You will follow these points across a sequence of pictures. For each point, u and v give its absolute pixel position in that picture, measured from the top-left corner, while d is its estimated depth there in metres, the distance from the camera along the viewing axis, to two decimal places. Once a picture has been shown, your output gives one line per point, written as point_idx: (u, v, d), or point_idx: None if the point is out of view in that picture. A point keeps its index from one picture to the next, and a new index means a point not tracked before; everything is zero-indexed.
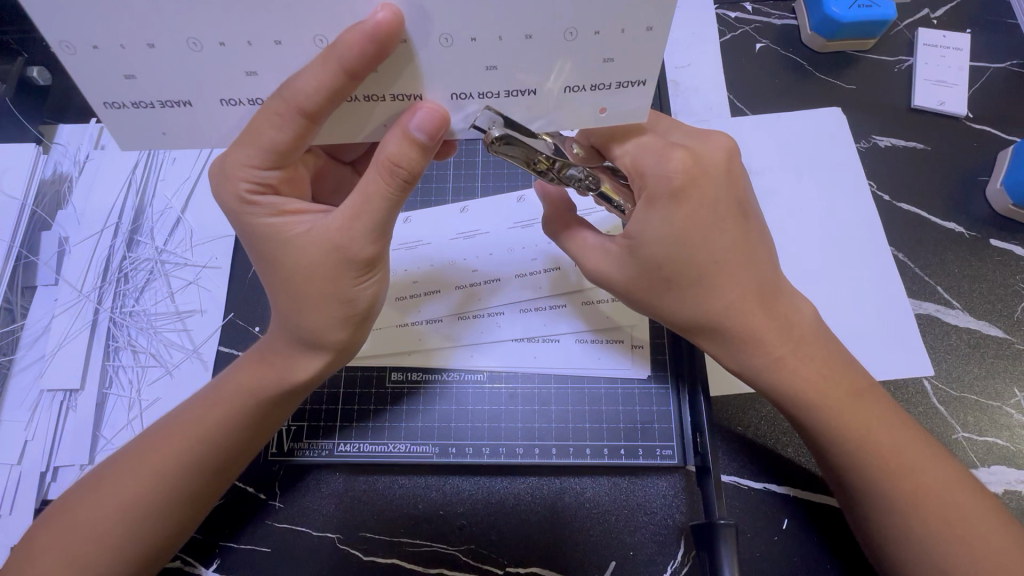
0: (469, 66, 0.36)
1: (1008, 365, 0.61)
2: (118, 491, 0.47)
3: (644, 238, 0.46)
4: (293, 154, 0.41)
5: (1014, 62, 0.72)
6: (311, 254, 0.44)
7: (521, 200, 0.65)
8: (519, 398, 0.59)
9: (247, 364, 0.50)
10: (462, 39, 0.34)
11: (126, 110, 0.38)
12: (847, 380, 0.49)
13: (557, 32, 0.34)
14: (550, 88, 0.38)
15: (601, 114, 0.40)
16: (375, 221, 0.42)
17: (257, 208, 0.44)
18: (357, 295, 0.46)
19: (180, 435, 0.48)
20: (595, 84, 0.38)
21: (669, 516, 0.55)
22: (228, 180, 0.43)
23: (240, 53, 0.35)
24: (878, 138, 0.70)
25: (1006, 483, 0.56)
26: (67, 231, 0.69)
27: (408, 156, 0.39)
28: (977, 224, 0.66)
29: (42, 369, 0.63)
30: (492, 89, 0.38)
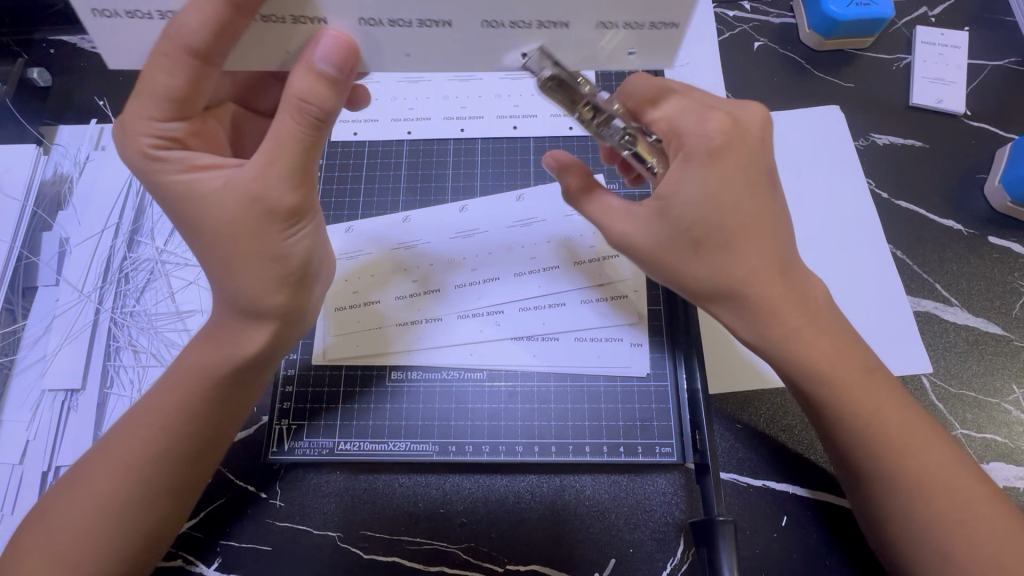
0: None
1: (1007, 362, 0.61)
2: (91, 485, 0.47)
3: (676, 197, 0.45)
4: (192, 99, 0.43)
5: (1012, 60, 0.73)
6: (222, 204, 0.44)
7: (521, 199, 0.65)
8: (518, 396, 0.59)
9: (206, 343, 0.50)
10: None
11: (162, 65, 0.37)
12: (863, 356, 0.49)
13: None
14: (583, 24, 0.40)
15: (627, 82, 0.41)
16: (293, 162, 0.42)
17: (166, 163, 0.44)
18: (289, 248, 0.45)
19: (145, 424, 0.48)
20: (627, 49, 0.38)
21: (668, 513, 0.55)
22: (131, 137, 0.44)
23: None
24: (876, 136, 0.70)
25: (1004, 480, 0.57)
26: (67, 231, 0.69)
27: (317, 91, 0.40)
28: (975, 221, 0.66)
29: (44, 369, 0.63)
30: (522, 18, 0.40)
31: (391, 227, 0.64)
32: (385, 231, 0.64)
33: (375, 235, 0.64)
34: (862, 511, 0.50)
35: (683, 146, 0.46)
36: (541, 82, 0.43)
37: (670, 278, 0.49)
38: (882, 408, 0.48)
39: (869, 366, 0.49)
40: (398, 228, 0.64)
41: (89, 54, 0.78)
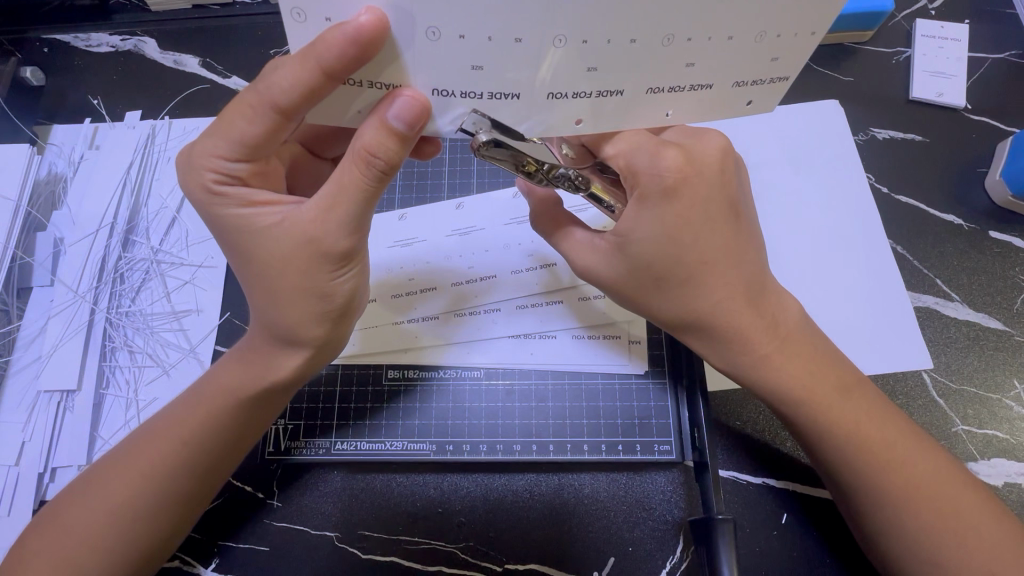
0: (457, 65, 0.36)
1: (1008, 357, 0.60)
2: (108, 494, 0.47)
3: (633, 237, 0.46)
4: (262, 147, 0.42)
5: (1013, 53, 0.72)
6: (282, 244, 0.43)
7: (517, 195, 0.64)
8: (516, 395, 0.58)
9: (234, 360, 0.50)
10: (451, 36, 0.34)
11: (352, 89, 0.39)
12: (834, 376, 0.49)
13: (547, 38, 0.34)
14: (634, 91, 0.39)
15: (578, 125, 0.41)
16: (352, 213, 0.42)
17: (227, 200, 0.44)
18: (335, 288, 0.45)
19: (164, 436, 0.48)
20: (576, 92, 0.38)
21: (668, 512, 0.55)
22: (195, 171, 0.44)
23: (472, 46, 0.34)
24: (876, 130, 0.70)
25: (1006, 476, 0.56)
26: (63, 231, 0.68)
27: (385, 147, 0.39)
28: (976, 215, 0.66)
29: (39, 370, 0.63)
30: (584, 89, 0.38)
31: (386, 224, 0.64)
32: (381, 229, 0.63)
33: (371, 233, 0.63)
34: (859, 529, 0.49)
35: (637, 185, 0.45)
36: (479, 147, 0.42)
37: (643, 313, 0.50)
38: (852, 430, 0.47)
39: (840, 389, 0.48)
40: (393, 226, 0.64)
41: (82, 52, 0.78)
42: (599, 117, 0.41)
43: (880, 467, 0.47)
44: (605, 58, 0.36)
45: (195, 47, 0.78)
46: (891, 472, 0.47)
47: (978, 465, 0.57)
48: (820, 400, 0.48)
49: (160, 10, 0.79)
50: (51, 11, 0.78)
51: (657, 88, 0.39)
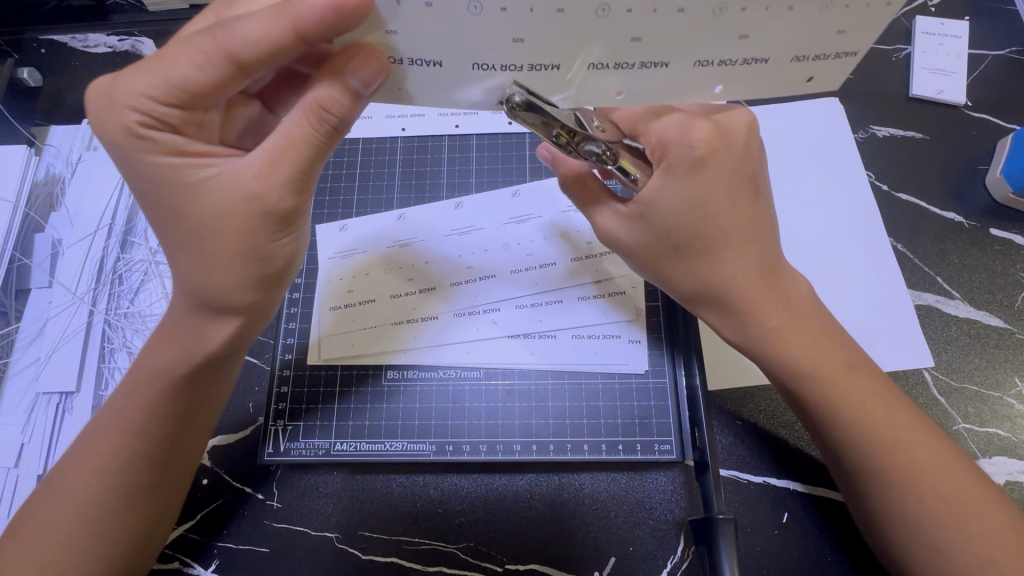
0: (499, 37, 0.35)
1: (1009, 355, 0.60)
2: (70, 491, 0.46)
3: (657, 206, 0.46)
4: (205, 98, 0.41)
5: (1014, 50, 0.72)
6: (218, 198, 0.43)
7: (516, 194, 0.64)
8: (516, 394, 0.58)
9: (166, 335, 0.49)
10: (493, 8, 0.34)
11: (398, 67, 0.38)
12: (843, 355, 0.49)
13: (591, 7, 0.34)
14: (680, 63, 0.38)
15: (618, 97, 0.40)
16: (297, 169, 0.42)
17: (153, 144, 0.42)
18: (275, 251, 0.45)
19: (110, 425, 0.47)
20: (618, 63, 0.37)
21: (668, 511, 0.55)
22: (117, 110, 0.41)
23: (513, 17, 0.34)
24: (876, 128, 0.70)
25: (1008, 474, 0.56)
26: (60, 232, 0.68)
27: (339, 103, 0.40)
28: (977, 213, 0.66)
29: (37, 372, 0.63)
30: (627, 60, 0.37)
31: (386, 223, 0.63)
32: (380, 228, 0.63)
33: (370, 233, 0.63)
34: (862, 518, 0.50)
35: (667, 156, 0.45)
36: (512, 110, 0.41)
37: (658, 280, 0.50)
38: (867, 407, 0.48)
39: (850, 368, 0.49)
40: (392, 224, 0.63)
41: (80, 53, 0.78)
42: (641, 91, 0.40)
43: (896, 445, 0.47)
44: (650, 28, 0.35)
45: None
46: (913, 450, 0.47)
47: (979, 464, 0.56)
48: (826, 391, 0.48)
49: (158, 10, 0.79)
50: (47, 12, 0.78)
51: (706, 62, 0.38)
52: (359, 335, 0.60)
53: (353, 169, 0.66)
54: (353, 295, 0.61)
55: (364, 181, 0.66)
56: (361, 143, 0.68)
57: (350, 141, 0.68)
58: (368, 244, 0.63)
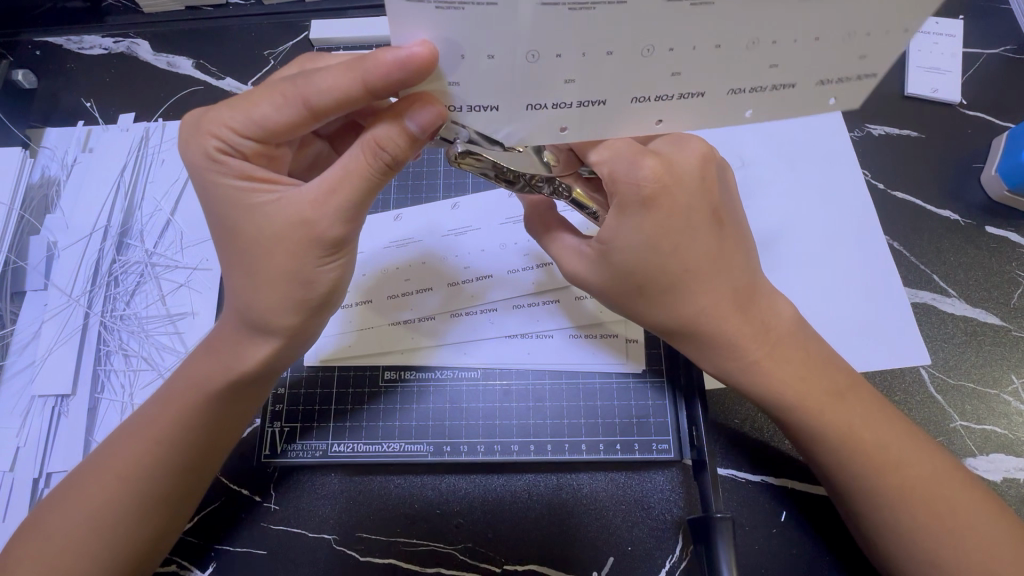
0: (549, 80, 0.35)
1: (1005, 352, 0.60)
2: (86, 496, 0.46)
3: (615, 245, 0.46)
4: (282, 136, 0.42)
5: (1008, 48, 0.72)
6: (274, 223, 0.43)
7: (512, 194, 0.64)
8: (513, 395, 0.58)
9: (205, 347, 0.50)
10: (548, 56, 0.33)
11: (456, 113, 0.38)
12: (825, 383, 0.49)
13: (636, 49, 0.34)
14: (717, 91, 0.37)
15: (657, 126, 0.40)
16: (351, 201, 0.42)
17: (225, 167, 0.43)
18: (319, 276, 0.45)
19: (138, 432, 0.48)
20: (661, 96, 0.37)
21: (667, 511, 0.55)
22: (200, 137, 0.43)
23: (560, 63, 0.34)
24: (871, 127, 0.70)
25: (1005, 471, 0.56)
26: (55, 234, 0.68)
27: (396, 145, 0.40)
28: (972, 211, 0.66)
29: (33, 375, 0.63)
30: (668, 92, 0.37)
31: (382, 223, 0.63)
32: (377, 229, 0.63)
33: (366, 233, 0.63)
34: (857, 527, 0.49)
35: (616, 195, 0.45)
36: (455, 155, 0.42)
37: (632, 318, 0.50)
38: (850, 434, 0.47)
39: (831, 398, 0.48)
40: (388, 224, 0.63)
41: (75, 55, 0.78)
42: (679, 122, 0.39)
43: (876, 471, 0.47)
44: (690, 63, 0.35)
45: (187, 48, 0.77)
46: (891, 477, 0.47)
47: (976, 461, 0.57)
48: (803, 417, 0.48)
49: (153, 12, 0.79)
50: (42, 15, 0.78)
51: (739, 88, 0.37)
52: (354, 335, 0.59)
53: None
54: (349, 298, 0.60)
55: None
56: None
57: None
58: (364, 245, 0.62)
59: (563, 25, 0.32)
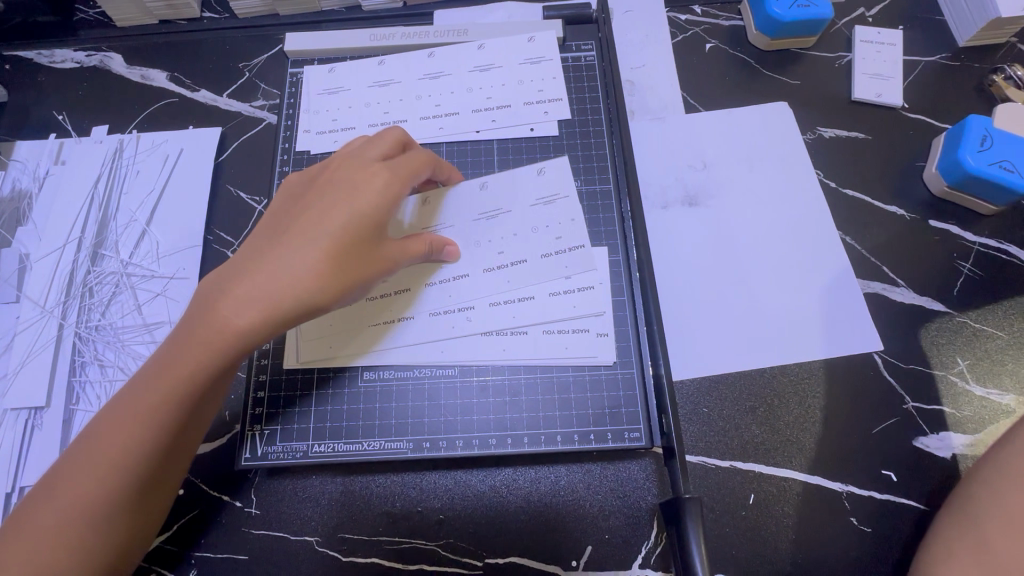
0: (376, 111, 0.71)
1: (951, 337, 0.64)
2: (73, 496, 0.45)
3: None
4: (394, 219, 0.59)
5: (944, 56, 0.77)
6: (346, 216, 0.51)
7: (482, 188, 0.64)
8: (490, 390, 0.60)
9: (169, 367, 0.47)
10: (376, 101, 0.71)
11: (335, 131, 0.70)
12: None
13: (414, 96, 0.71)
14: (465, 111, 0.70)
15: (440, 129, 0.70)
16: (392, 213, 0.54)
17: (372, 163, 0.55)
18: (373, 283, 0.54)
19: (112, 435, 0.46)
20: (434, 116, 0.70)
21: (642, 498, 0.57)
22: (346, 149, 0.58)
23: (380, 106, 0.71)
24: (822, 129, 0.74)
25: (954, 447, 0.60)
26: (29, 247, 0.68)
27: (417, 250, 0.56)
28: (916, 206, 0.70)
29: (6, 387, 0.62)
30: (439, 113, 0.70)
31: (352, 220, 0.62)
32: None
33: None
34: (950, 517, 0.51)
35: None
36: None
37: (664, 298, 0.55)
38: None
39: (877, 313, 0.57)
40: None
41: (46, 68, 0.78)
42: (453, 125, 0.70)
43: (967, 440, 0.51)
44: (446, 99, 0.71)
45: (162, 60, 0.78)
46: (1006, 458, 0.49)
47: (926, 439, 0.60)
48: None
49: (127, 26, 0.80)
50: (11, 29, 0.79)
51: (477, 109, 0.70)
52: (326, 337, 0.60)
53: None
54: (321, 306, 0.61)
55: None
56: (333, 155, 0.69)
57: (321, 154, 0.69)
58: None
59: (380, 91, 0.71)
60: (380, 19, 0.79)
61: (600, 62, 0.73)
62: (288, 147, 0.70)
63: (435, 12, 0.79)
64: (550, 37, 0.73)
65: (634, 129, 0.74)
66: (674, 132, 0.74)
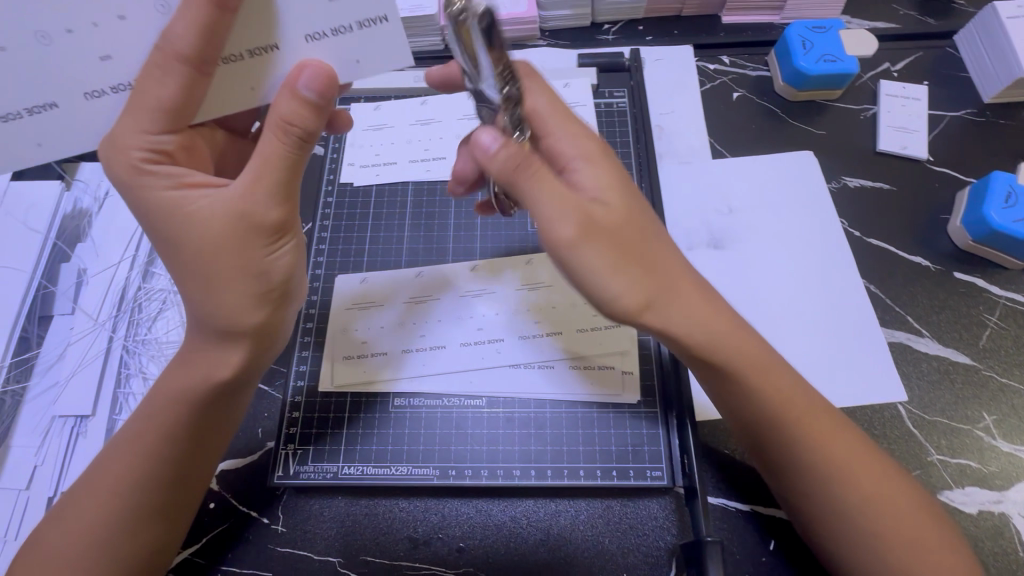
0: (417, 148, 0.75)
1: (977, 391, 0.64)
2: (81, 517, 0.49)
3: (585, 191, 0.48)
4: (182, 115, 0.45)
5: (969, 111, 0.79)
6: (215, 227, 0.47)
7: (127, 18, 0.41)
8: (516, 422, 0.61)
9: (156, 404, 0.51)
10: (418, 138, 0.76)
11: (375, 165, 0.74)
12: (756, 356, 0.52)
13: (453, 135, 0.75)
14: None
15: None
16: (275, 181, 0.47)
17: (154, 178, 0.46)
18: (271, 265, 0.49)
19: (118, 459, 0.50)
20: None
21: (660, 538, 0.57)
22: (119, 151, 0.45)
23: (421, 143, 0.75)
24: (847, 179, 0.76)
25: (980, 504, 0.59)
26: (85, 262, 0.72)
27: (301, 113, 0.44)
28: (941, 258, 0.71)
29: (56, 395, 0.65)
30: None
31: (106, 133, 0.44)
32: (46, 65, 0.41)
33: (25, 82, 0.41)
34: None
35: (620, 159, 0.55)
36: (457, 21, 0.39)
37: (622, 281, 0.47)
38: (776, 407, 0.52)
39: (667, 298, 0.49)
40: (55, 69, 0.41)
41: None
42: None
43: (807, 438, 0.51)
44: None
45: None
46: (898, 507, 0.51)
47: (952, 494, 0.60)
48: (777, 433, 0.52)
49: None
50: None
51: None
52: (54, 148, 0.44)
53: (367, 209, 0.72)
54: (46, 146, 0.44)
55: (377, 220, 0.71)
56: (375, 187, 0.73)
57: (364, 185, 0.73)
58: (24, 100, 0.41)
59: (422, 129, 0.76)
60: (424, 60, 0.84)
61: (632, 108, 0.77)
62: (332, 177, 0.74)
63: None
64: (584, 84, 0.78)
65: (663, 171, 0.77)
66: (701, 175, 0.76)
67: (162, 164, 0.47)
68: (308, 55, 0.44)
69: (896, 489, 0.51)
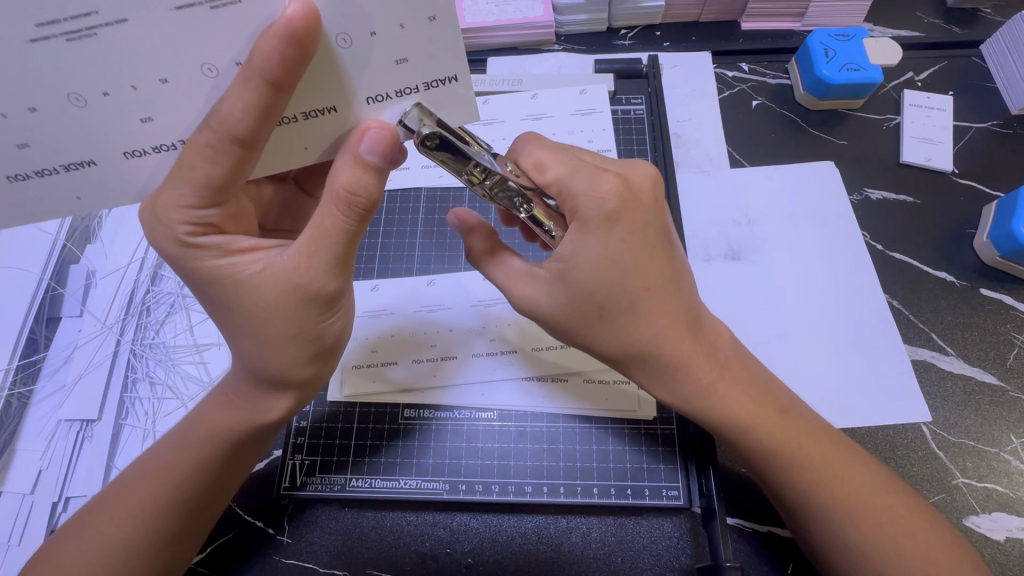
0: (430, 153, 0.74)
1: (1004, 412, 0.62)
2: (102, 533, 0.48)
3: (577, 261, 0.47)
4: (230, 188, 0.41)
5: (996, 123, 0.77)
6: (265, 297, 0.44)
7: (169, 80, 0.35)
8: (528, 436, 0.60)
9: (192, 433, 0.51)
10: None
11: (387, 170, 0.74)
12: (772, 398, 0.53)
13: None
14: None
15: None
16: (332, 255, 0.43)
17: (201, 250, 0.44)
18: (324, 330, 0.48)
19: (148, 481, 0.50)
20: None
21: (675, 558, 0.55)
22: (163, 223, 0.42)
23: None
24: (870, 191, 0.74)
25: (1007, 530, 0.57)
26: (95, 264, 0.72)
27: (364, 182, 0.40)
28: (966, 273, 0.69)
29: (62, 399, 0.65)
30: None
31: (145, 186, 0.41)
32: (67, 119, 0.36)
33: (54, 139, 0.36)
34: None
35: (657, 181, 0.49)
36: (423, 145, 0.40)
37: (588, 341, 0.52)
38: (791, 449, 0.50)
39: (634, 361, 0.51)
40: (87, 127, 0.36)
41: None
42: None
43: (824, 485, 0.50)
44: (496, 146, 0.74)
45: None
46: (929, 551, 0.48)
47: (978, 519, 0.58)
48: (796, 470, 0.50)
49: None
50: None
51: None
52: (93, 200, 0.40)
53: (379, 215, 0.71)
54: (85, 201, 0.40)
55: (389, 226, 0.70)
56: (387, 192, 0.72)
57: None
58: (57, 154, 0.37)
59: None
60: None
61: (649, 116, 0.76)
62: None
63: (489, 59, 0.83)
64: (601, 90, 0.77)
65: (680, 180, 0.75)
66: (718, 185, 0.74)
67: (209, 235, 0.44)
68: (370, 116, 0.39)
69: (915, 524, 0.49)
